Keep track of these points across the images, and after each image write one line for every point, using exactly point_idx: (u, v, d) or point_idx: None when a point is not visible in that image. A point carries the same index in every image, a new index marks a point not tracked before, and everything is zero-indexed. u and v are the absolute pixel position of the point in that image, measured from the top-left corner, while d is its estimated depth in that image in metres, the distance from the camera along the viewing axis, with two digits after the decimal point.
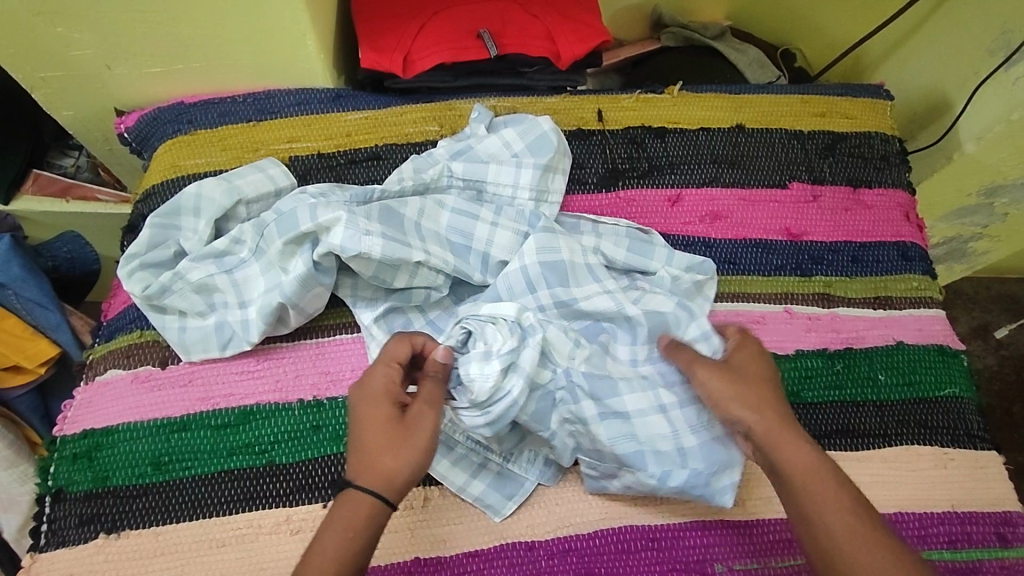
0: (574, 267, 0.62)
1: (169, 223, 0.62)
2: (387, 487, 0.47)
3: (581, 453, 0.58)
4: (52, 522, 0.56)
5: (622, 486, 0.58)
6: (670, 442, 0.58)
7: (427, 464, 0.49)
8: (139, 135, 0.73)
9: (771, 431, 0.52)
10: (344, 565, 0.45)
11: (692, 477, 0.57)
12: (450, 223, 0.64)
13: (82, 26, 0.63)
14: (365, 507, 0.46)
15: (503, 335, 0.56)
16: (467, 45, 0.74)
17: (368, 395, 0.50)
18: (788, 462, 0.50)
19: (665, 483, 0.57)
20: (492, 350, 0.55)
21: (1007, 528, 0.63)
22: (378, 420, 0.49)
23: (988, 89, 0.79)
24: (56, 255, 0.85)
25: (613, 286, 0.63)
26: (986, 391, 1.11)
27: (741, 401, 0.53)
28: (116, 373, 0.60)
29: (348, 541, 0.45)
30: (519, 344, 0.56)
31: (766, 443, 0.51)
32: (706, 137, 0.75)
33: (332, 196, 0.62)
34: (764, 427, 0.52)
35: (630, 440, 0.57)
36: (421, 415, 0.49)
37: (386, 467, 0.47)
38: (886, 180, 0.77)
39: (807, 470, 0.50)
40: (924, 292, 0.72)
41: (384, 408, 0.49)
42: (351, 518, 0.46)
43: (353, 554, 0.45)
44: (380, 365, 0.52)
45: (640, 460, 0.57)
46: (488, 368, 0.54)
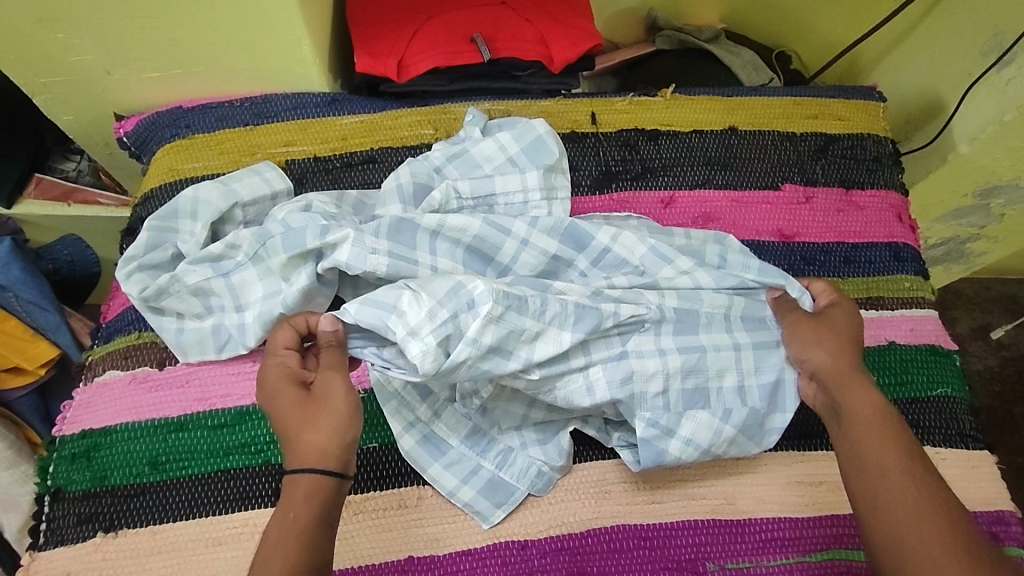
0: (648, 253, 0.63)
1: (166, 226, 0.62)
2: (320, 458, 0.48)
3: (642, 409, 0.58)
4: (51, 521, 0.57)
5: (680, 447, 0.58)
6: (733, 383, 0.60)
7: (350, 427, 0.50)
8: (137, 139, 0.74)
9: (840, 372, 0.57)
10: (292, 544, 0.45)
11: (750, 416, 0.59)
12: (478, 233, 0.62)
13: (81, 33, 0.64)
14: (302, 485, 0.48)
15: (432, 308, 0.53)
16: (461, 50, 0.75)
17: (271, 386, 0.52)
18: (853, 403, 0.55)
19: (721, 432, 0.59)
20: (419, 324, 0.52)
21: (999, 527, 0.63)
22: (289, 403, 0.51)
23: (982, 90, 0.79)
24: (56, 259, 0.86)
25: (689, 266, 0.63)
26: (986, 391, 1.11)
27: (818, 344, 0.58)
28: (114, 374, 0.61)
29: (289, 520, 0.46)
30: (456, 314, 0.53)
31: (831, 381, 0.56)
32: (699, 139, 0.76)
33: (342, 218, 0.62)
34: (841, 368, 0.57)
35: (692, 382, 0.59)
36: (325, 381, 0.51)
37: (311, 441, 0.49)
38: (879, 180, 0.78)
39: (870, 410, 0.54)
40: (917, 293, 0.73)
41: (289, 391, 0.51)
42: (290, 500, 0.47)
43: (301, 533, 0.46)
44: (270, 358, 0.53)
45: (701, 403, 0.59)
46: (422, 345, 0.52)
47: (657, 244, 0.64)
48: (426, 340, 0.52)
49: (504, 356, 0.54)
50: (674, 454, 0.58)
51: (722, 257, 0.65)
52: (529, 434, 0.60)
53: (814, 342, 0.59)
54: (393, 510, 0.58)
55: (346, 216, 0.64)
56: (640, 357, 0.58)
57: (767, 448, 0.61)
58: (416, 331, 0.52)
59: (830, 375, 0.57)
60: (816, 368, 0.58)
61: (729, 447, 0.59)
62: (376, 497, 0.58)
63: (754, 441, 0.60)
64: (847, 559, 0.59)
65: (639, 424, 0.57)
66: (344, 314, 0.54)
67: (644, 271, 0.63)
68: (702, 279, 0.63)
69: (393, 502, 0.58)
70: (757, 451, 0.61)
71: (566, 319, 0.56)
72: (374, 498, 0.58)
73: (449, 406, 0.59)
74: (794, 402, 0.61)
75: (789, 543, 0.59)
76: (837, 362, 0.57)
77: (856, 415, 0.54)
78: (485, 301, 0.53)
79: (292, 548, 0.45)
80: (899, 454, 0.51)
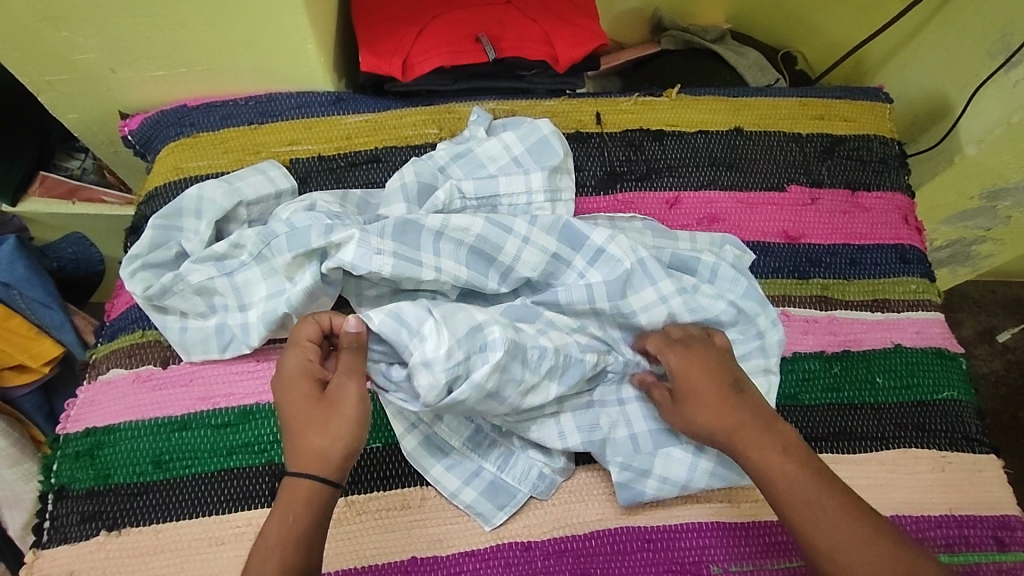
0: (635, 266, 0.61)
1: (171, 225, 0.62)
2: (324, 465, 0.48)
3: (613, 454, 0.59)
4: (54, 519, 0.57)
5: (656, 486, 0.58)
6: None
7: (357, 436, 0.49)
8: (141, 137, 0.74)
9: (734, 440, 0.53)
10: (283, 552, 0.46)
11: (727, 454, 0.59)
12: (481, 233, 0.61)
13: (86, 31, 0.64)
14: (304, 490, 0.48)
15: (447, 346, 0.52)
16: (465, 50, 0.75)
17: (286, 380, 0.52)
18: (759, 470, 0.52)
19: (698, 466, 0.59)
20: (433, 356, 0.52)
21: (1004, 532, 0.62)
22: (299, 400, 0.51)
23: (989, 93, 0.79)
24: (61, 257, 0.87)
25: (670, 290, 0.61)
26: (991, 395, 1.11)
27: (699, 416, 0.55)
28: (117, 373, 0.61)
29: (286, 525, 0.46)
30: (469, 356, 0.53)
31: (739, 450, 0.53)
32: (703, 139, 0.76)
33: (346, 218, 0.62)
34: (733, 429, 0.54)
35: (659, 424, 0.60)
36: (339, 386, 0.50)
37: (316, 445, 0.49)
38: (885, 182, 0.77)
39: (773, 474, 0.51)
40: (922, 295, 0.72)
41: (303, 388, 0.51)
42: (290, 503, 0.47)
43: (298, 539, 0.46)
44: (291, 351, 0.53)
45: (672, 440, 0.60)
46: (434, 378, 0.52)
47: (647, 258, 0.62)
48: (437, 375, 0.52)
49: (496, 400, 0.55)
50: (651, 493, 0.58)
51: (714, 272, 0.64)
52: (529, 437, 0.61)
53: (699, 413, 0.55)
54: (398, 510, 0.58)
55: (350, 215, 0.63)
56: (603, 405, 0.61)
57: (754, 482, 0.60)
58: (430, 363, 0.52)
59: (722, 442, 0.54)
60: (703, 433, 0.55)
61: (712, 481, 0.59)
62: (380, 497, 0.58)
63: (738, 473, 0.59)
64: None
65: (612, 469, 0.58)
66: (369, 318, 0.54)
67: (628, 284, 0.61)
68: (678, 309, 0.61)
69: (397, 502, 0.58)
70: (746, 484, 0.60)
71: (553, 372, 0.58)
72: (378, 498, 0.58)
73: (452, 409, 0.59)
74: None
75: (793, 547, 0.59)
76: (724, 425, 0.54)
77: (774, 481, 0.51)
78: (500, 348, 0.54)
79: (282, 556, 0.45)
80: (837, 517, 0.49)
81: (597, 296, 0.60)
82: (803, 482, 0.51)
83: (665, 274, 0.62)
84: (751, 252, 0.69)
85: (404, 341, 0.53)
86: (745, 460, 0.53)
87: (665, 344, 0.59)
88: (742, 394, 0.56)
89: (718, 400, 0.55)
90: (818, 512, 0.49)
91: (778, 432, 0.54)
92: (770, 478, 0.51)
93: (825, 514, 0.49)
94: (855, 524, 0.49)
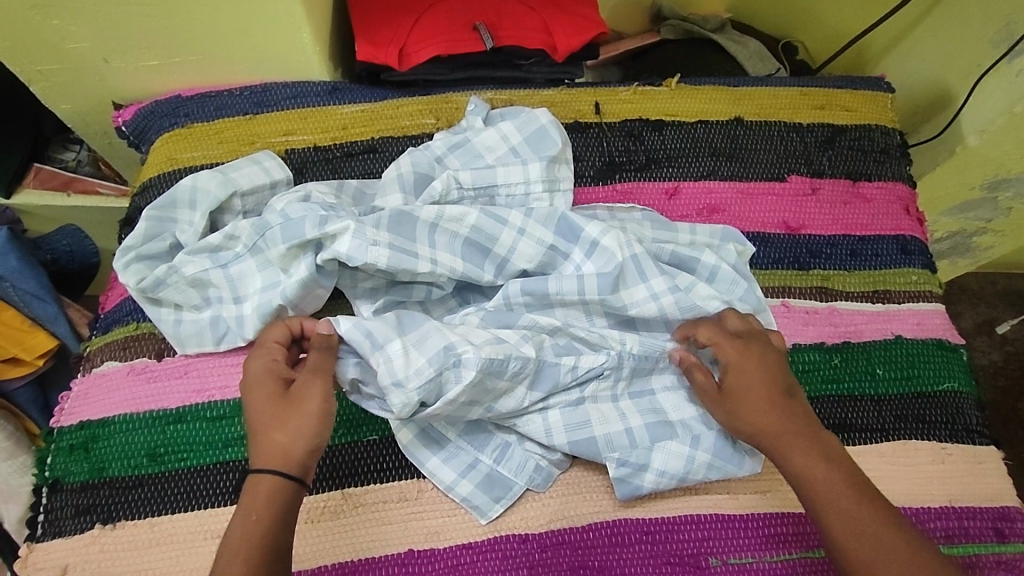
0: (629, 261, 0.61)
1: (165, 216, 0.62)
2: (286, 462, 0.48)
3: (609, 450, 0.58)
4: (48, 513, 0.56)
5: (654, 480, 0.58)
6: (693, 411, 0.60)
7: (320, 432, 0.49)
8: (135, 128, 0.74)
9: (782, 435, 0.53)
10: (250, 547, 0.45)
11: (719, 439, 0.59)
12: (475, 223, 0.61)
13: (78, 19, 0.63)
14: (268, 487, 0.47)
15: (420, 364, 0.53)
16: (462, 38, 0.74)
17: (251, 380, 0.52)
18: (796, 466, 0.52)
19: (695, 458, 0.58)
20: (404, 377, 0.53)
21: (1004, 523, 0.62)
22: (263, 399, 0.50)
23: (991, 82, 0.78)
24: (55, 249, 0.86)
25: (662, 288, 0.61)
26: (990, 386, 1.11)
27: (749, 408, 0.55)
28: (112, 366, 0.61)
29: (251, 523, 0.46)
30: (441, 372, 0.54)
31: (775, 448, 0.53)
32: (703, 130, 0.75)
33: (341, 209, 0.61)
34: (781, 432, 0.53)
35: (654, 416, 0.60)
36: (305, 386, 0.50)
37: (278, 443, 0.48)
38: (886, 172, 0.76)
39: (817, 478, 0.51)
40: (923, 286, 0.72)
41: (266, 387, 0.51)
42: (255, 500, 0.47)
43: (263, 537, 0.45)
44: (259, 352, 0.53)
45: (668, 433, 0.59)
46: (404, 397, 0.53)
47: (641, 255, 0.62)
48: (409, 394, 0.53)
49: (479, 407, 0.57)
50: (649, 486, 0.58)
51: (713, 273, 0.64)
52: None
53: (742, 407, 0.55)
54: (394, 502, 0.58)
55: (346, 207, 0.62)
56: (595, 403, 0.60)
57: (754, 472, 0.59)
58: (402, 383, 0.53)
59: (763, 444, 0.54)
60: (753, 430, 0.54)
61: (708, 472, 0.58)
62: (376, 490, 0.58)
63: (736, 462, 0.59)
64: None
65: (610, 464, 0.57)
66: (339, 323, 0.54)
67: (621, 278, 0.61)
68: (670, 306, 0.61)
69: (394, 495, 0.58)
70: (746, 473, 0.59)
71: (525, 377, 0.57)
72: (376, 490, 0.58)
73: None
74: None
75: (793, 539, 0.58)
76: (769, 423, 0.54)
77: (818, 487, 0.51)
78: (473, 368, 0.54)
79: (254, 549, 0.45)
80: (880, 529, 0.48)
81: (586, 293, 0.60)
82: (847, 493, 0.50)
83: (657, 272, 0.62)
84: (751, 244, 0.68)
85: (368, 354, 0.53)
86: (787, 464, 0.52)
87: (722, 336, 0.58)
88: (791, 400, 0.55)
89: (767, 396, 0.55)
90: (857, 522, 0.49)
91: (824, 440, 0.53)
92: (811, 487, 0.51)
93: (864, 524, 0.49)
94: (892, 538, 0.48)
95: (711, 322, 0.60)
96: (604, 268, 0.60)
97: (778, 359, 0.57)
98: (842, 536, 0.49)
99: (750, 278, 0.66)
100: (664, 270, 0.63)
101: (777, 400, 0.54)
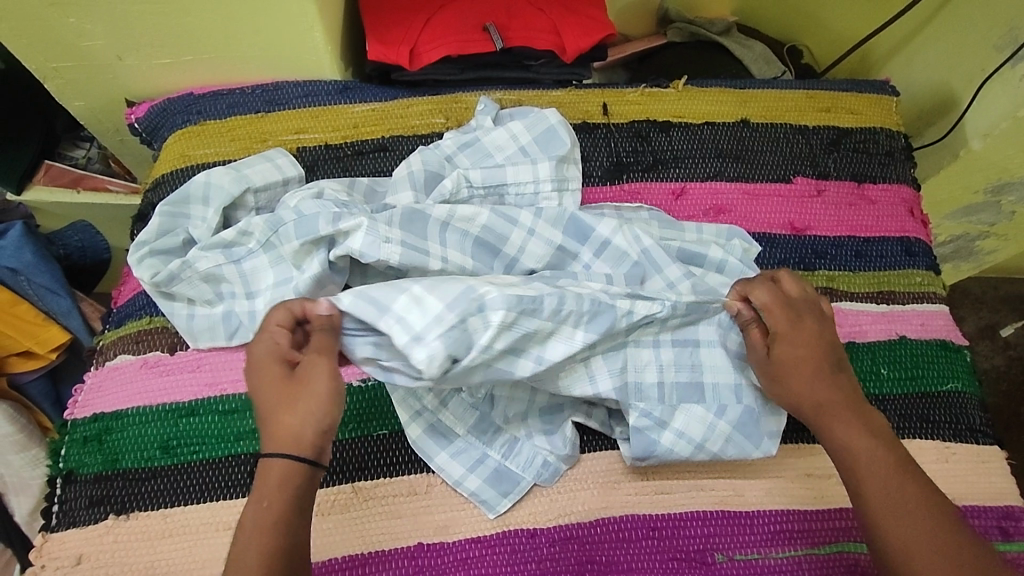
0: (643, 256, 0.63)
1: (178, 212, 0.62)
2: (295, 445, 0.48)
3: (636, 400, 0.58)
4: (63, 503, 0.57)
5: (672, 440, 0.58)
6: (729, 378, 0.60)
7: (329, 414, 0.49)
8: (148, 125, 0.74)
9: (828, 408, 0.54)
10: (264, 532, 0.46)
11: (745, 414, 0.59)
12: (486, 223, 0.62)
13: (94, 17, 0.64)
14: (278, 472, 0.47)
15: (441, 308, 0.51)
16: (472, 39, 0.75)
17: (257, 364, 0.51)
18: (839, 438, 0.53)
19: (715, 427, 0.59)
20: (422, 330, 0.51)
21: (1008, 522, 0.63)
22: (271, 382, 0.50)
23: (995, 87, 0.79)
24: (67, 244, 0.87)
25: (677, 275, 0.62)
26: (993, 390, 1.11)
27: (796, 375, 0.55)
28: (126, 359, 0.61)
29: (263, 509, 0.46)
30: (465, 318, 0.51)
31: (819, 419, 0.54)
32: (710, 131, 0.76)
33: (353, 206, 0.62)
34: (824, 404, 0.54)
35: (688, 374, 0.60)
36: (308, 367, 0.50)
37: (288, 426, 0.48)
38: (890, 175, 0.77)
39: (858, 450, 0.52)
40: (927, 288, 0.72)
41: (273, 370, 0.50)
42: (267, 485, 0.47)
43: (274, 521, 0.46)
44: (262, 336, 0.52)
45: (696, 397, 0.59)
46: (428, 346, 0.51)
47: (653, 248, 0.63)
48: (433, 346, 0.51)
49: (518, 355, 0.54)
50: (666, 445, 0.58)
51: (721, 266, 0.65)
52: (534, 424, 0.60)
53: (790, 375, 0.56)
54: (404, 496, 0.58)
55: (358, 204, 0.63)
56: (637, 347, 0.59)
57: (770, 454, 0.59)
58: (421, 337, 0.51)
59: (806, 414, 0.55)
60: (798, 400, 0.55)
61: (726, 445, 0.59)
62: (385, 484, 0.58)
63: (754, 443, 0.59)
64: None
65: (633, 414, 0.58)
66: (340, 300, 0.52)
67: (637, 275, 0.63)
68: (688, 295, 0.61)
69: (403, 489, 0.58)
70: (762, 455, 0.59)
71: (580, 317, 0.55)
72: (386, 484, 0.58)
73: (454, 396, 0.59)
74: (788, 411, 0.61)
75: (799, 536, 0.59)
76: (814, 396, 0.55)
77: (858, 460, 0.52)
78: (498, 307, 0.52)
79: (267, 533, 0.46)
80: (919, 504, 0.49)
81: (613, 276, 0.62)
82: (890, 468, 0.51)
83: (672, 261, 0.62)
84: (757, 243, 0.69)
85: (375, 321, 0.51)
86: (830, 436, 0.54)
87: (775, 302, 0.58)
88: (838, 374, 0.56)
89: (817, 368, 0.56)
90: (898, 495, 0.50)
91: (867, 415, 0.54)
92: (853, 458, 0.52)
93: (902, 497, 0.49)
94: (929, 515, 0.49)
95: (764, 285, 0.59)
96: (617, 267, 0.63)
97: (828, 333, 0.58)
98: (882, 507, 0.49)
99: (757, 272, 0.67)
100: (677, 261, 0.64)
101: (825, 372, 0.56)
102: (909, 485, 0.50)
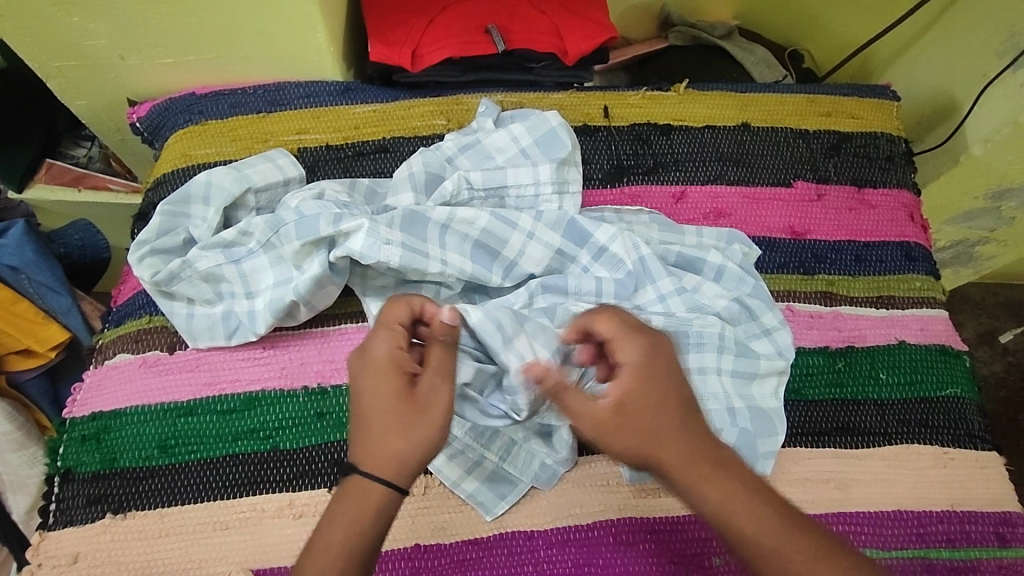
0: (638, 264, 0.63)
1: (179, 211, 0.63)
2: (395, 472, 0.45)
3: None
4: (60, 501, 0.57)
5: None
6: (721, 405, 0.61)
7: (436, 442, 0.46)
8: (150, 124, 0.74)
9: (691, 467, 0.45)
10: (348, 562, 0.43)
11: (741, 437, 0.60)
12: (486, 227, 0.62)
13: (97, 17, 0.64)
14: (371, 497, 0.44)
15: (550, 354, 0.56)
16: (474, 40, 0.75)
17: (373, 369, 0.47)
18: (711, 503, 0.44)
19: None
20: None
21: (1006, 528, 0.63)
22: (387, 394, 0.46)
23: (995, 92, 0.79)
24: (67, 243, 0.87)
25: (669, 289, 0.63)
26: (992, 397, 1.11)
27: (643, 430, 0.46)
28: (125, 358, 0.61)
29: (354, 535, 0.43)
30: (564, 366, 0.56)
31: (685, 482, 0.45)
32: (711, 135, 0.76)
33: (354, 207, 0.62)
34: (680, 463, 0.45)
35: None
36: (431, 391, 0.47)
37: (393, 448, 0.45)
38: (891, 180, 0.77)
39: (729, 512, 0.44)
40: (927, 293, 0.72)
41: (391, 380, 0.47)
42: (355, 511, 0.44)
43: (360, 550, 0.43)
44: (381, 335, 0.49)
45: None
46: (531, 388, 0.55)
47: (648, 256, 0.63)
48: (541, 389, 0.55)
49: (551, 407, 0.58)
50: None
51: (719, 272, 0.65)
52: (532, 427, 0.60)
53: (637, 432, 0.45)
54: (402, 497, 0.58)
55: (358, 205, 0.63)
56: None
57: (764, 474, 0.61)
58: None
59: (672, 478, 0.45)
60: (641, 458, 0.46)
61: None
62: None
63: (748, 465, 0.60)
64: (891, 559, 0.59)
65: None
66: (470, 313, 0.56)
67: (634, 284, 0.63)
68: (677, 308, 0.63)
69: None
70: (756, 476, 0.61)
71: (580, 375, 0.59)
72: None
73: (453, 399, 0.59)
74: (784, 425, 0.62)
75: None
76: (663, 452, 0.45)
77: (736, 523, 0.44)
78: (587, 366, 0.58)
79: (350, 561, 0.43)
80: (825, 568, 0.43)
81: (603, 291, 0.63)
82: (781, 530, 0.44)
83: (665, 272, 0.63)
84: (758, 247, 0.70)
85: (497, 349, 0.55)
86: (700, 500, 0.45)
87: (621, 332, 0.48)
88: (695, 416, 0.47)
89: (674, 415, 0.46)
90: (788, 555, 0.43)
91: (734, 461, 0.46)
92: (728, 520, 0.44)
93: (798, 560, 0.43)
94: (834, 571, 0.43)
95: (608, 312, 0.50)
96: (613, 274, 0.63)
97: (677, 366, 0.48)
98: None
99: (757, 275, 0.67)
100: (671, 271, 0.64)
101: (681, 417, 0.46)
102: (807, 540, 0.44)
